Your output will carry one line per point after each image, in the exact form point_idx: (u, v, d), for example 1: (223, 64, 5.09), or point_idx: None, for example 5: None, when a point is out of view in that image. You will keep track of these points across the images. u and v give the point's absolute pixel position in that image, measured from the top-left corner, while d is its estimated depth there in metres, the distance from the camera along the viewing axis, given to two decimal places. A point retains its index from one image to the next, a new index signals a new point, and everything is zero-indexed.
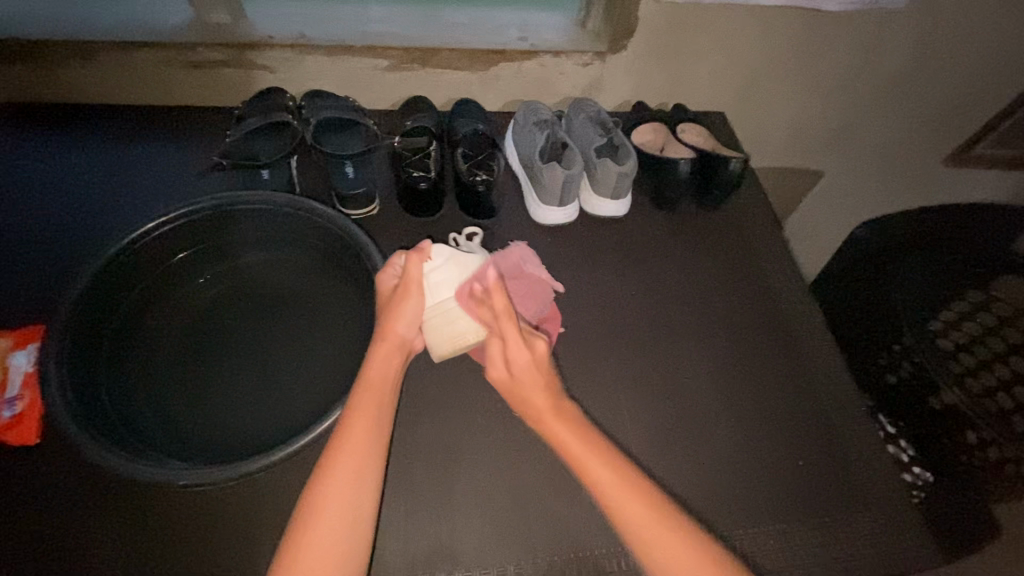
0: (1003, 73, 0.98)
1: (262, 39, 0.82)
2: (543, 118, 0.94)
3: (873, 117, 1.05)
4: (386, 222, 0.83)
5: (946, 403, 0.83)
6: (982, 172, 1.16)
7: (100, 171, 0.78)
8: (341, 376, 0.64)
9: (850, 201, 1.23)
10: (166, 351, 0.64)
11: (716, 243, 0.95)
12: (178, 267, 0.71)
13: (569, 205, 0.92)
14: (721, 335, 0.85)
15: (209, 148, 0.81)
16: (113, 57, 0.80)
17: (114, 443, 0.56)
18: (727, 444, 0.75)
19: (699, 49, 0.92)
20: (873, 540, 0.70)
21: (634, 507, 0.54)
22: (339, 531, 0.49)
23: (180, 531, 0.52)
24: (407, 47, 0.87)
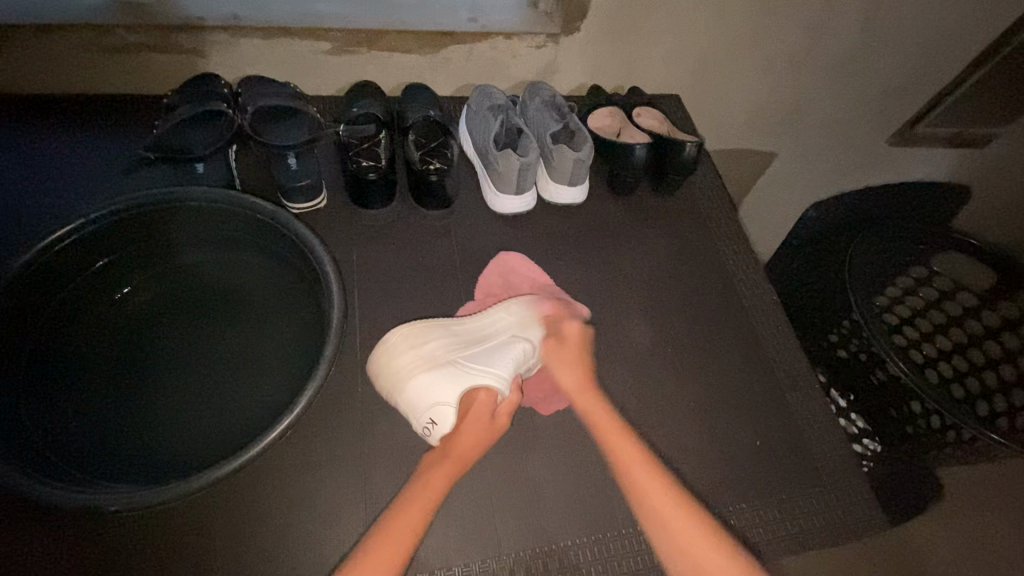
0: (940, 54, 1.05)
1: (192, 21, 0.75)
2: (497, 102, 0.83)
3: (824, 97, 1.09)
4: (333, 217, 0.76)
5: (891, 374, 0.86)
6: (924, 149, 1.23)
7: (15, 167, 0.72)
8: (288, 386, 0.63)
9: (803, 179, 1.28)
10: (98, 368, 0.62)
11: (682, 229, 0.87)
12: (104, 274, 0.67)
13: (527, 192, 0.81)
14: (691, 328, 0.78)
15: (139, 142, 0.76)
16: (21, 41, 0.73)
17: (40, 467, 0.53)
18: (695, 441, 0.70)
19: (657, 28, 0.89)
20: (848, 522, 0.67)
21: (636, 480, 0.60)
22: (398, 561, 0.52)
23: (117, 554, 0.51)
24: (350, 29, 0.80)
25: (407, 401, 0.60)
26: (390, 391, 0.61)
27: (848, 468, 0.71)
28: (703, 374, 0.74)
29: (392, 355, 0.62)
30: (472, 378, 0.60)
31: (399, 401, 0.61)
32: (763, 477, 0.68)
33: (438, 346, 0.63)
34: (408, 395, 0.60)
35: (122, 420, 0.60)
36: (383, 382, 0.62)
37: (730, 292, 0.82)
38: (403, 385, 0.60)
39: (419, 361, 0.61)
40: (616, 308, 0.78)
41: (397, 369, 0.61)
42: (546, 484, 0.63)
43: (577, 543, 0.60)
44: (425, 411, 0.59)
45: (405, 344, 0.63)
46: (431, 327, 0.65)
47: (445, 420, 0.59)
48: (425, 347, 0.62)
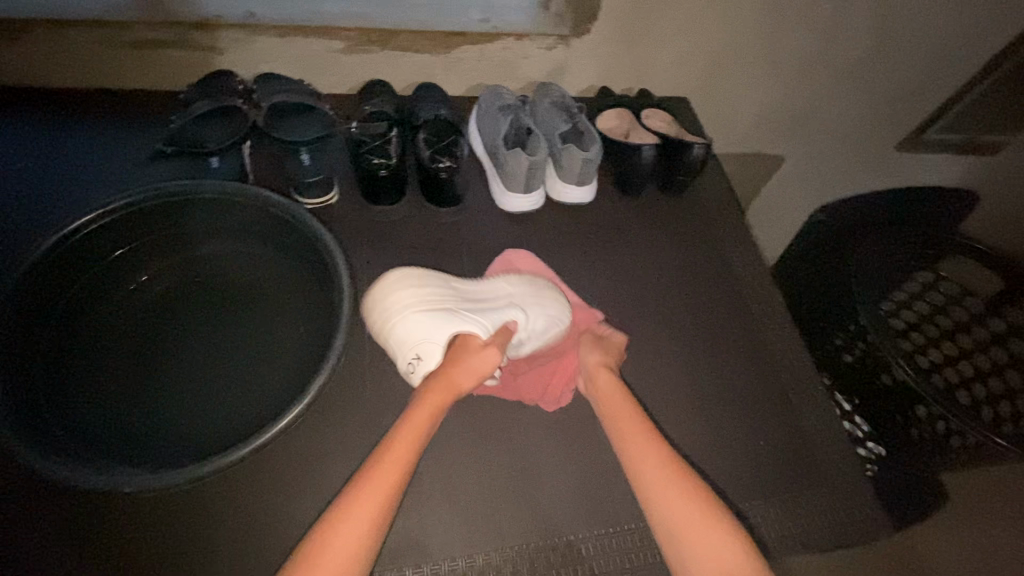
0: (950, 60, 1.05)
1: (210, 20, 0.77)
2: (507, 102, 0.85)
3: (833, 101, 1.10)
4: (344, 214, 0.78)
5: (897, 379, 0.85)
6: (933, 155, 1.23)
7: (35, 158, 0.73)
8: (298, 378, 0.64)
9: (811, 184, 1.28)
10: (114, 354, 0.63)
11: (689, 230, 0.87)
12: (121, 263, 0.68)
13: (535, 192, 0.82)
14: (696, 328, 0.78)
15: (155, 136, 0.78)
16: (45, 37, 0.75)
17: (55, 449, 0.55)
18: (698, 440, 0.70)
19: (667, 31, 0.90)
20: (850, 523, 0.67)
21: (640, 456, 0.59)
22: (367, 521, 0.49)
23: (128, 535, 0.52)
24: (365, 28, 0.81)
25: (394, 336, 0.61)
26: (379, 322, 0.62)
27: (852, 469, 0.71)
28: (708, 374, 0.75)
29: (389, 289, 0.63)
30: (461, 322, 0.62)
31: (386, 335, 0.62)
32: (767, 476, 0.69)
33: (435, 290, 0.64)
34: (396, 329, 0.61)
35: (136, 406, 0.61)
36: (375, 315, 0.63)
37: (736, 294, 0.83)
38: (393, 319, 0.61)
39: (415, 299, 0.62)
40: (622, 306, 0.78)
41: (389, 305, 0.62)
42: (550, 478, 0.63)
43: (581, 537, 0.61)
44: (412, 347, 0.60)
45: (403, 284, 0.64)
46: (431, 274, 0.66)
47: (430, 357, 0.60)
48: (421, 287, 0.64)
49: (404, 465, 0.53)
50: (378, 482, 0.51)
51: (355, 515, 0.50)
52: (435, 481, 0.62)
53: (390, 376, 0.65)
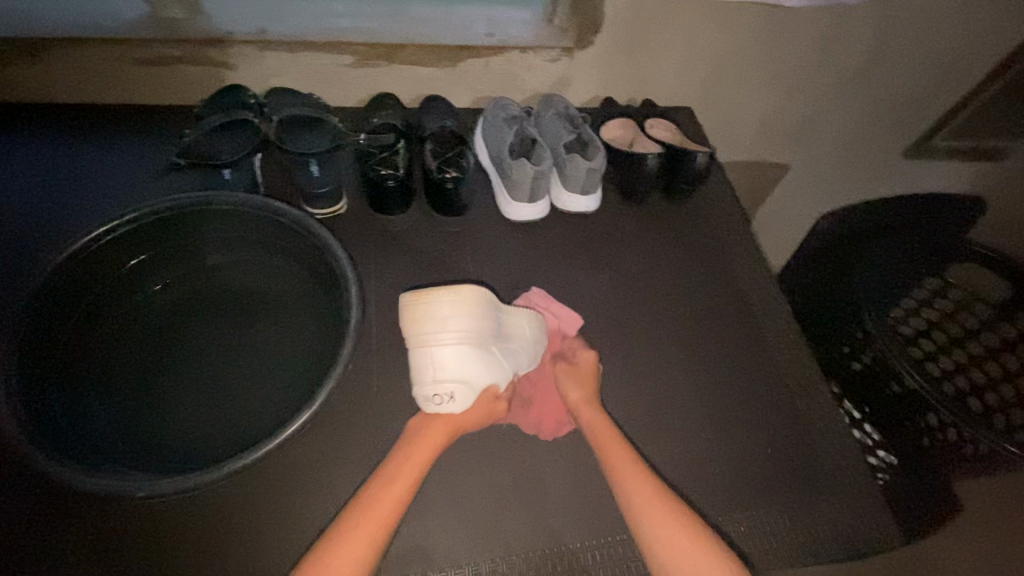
0: (953, 68, 1.06)
1: (222, 36, 0.79)
2: (512, 114, 0.86)
3: (836, 110, 1.10)
4: (352, 223, 0.79)
5: (906, 387, 0.85)
6: (939, 162, 1.23)
7: (52, 170, 0.76)
8: (305, 384, 0.65)
9: (816, 192, 1.28)
10: (127, 362, 0.64)
11: (693, 238, 0.88)
12: (134, 273, 0.70)
13: (540, 201, 0.83)
14: (699, 335, 0.79)
15: (169, 149, 0.80)
16: (64, 54, 0.77)
17: (68, 452, 0.56)
18: (702, 446, 0.70)
19: (668, 42, 0.91)
20: (857, 530, 0.66)
21: (651, 498, 0.58)
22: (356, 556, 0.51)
23: (136, 538, 0.53)
24: (372, 42, 0.83)
25: (436, 366, 0.59)
26: (425, 343, 0.59)
27: (860, 478, 0.70)
28: (713, 381, 0.75)
29: (451, 309, 0.60)
30: (497, 376, 0.63)
31: (430, 359, 0.59)
32: (772, 484, 0.69)
33: (487, 326, 0.62)
34: (442, 358, 0.59)
35: (146, 412, 0.62)
36: (423, 330, 0.59)
37: (741, 301, 0.83)
38: (445, 345, 0.59)
39: (470, 333, 0.60)
40: (626, 315, 0.79)
41: (445, 327, 0.59)
42: (553, 486, 0.64)
43: (584, 545, 0.61)
44: (448, 384, 0.59)
45: (464, 308, 0.60)
46: (489, 301, 0.64)
47: (461, 399, 0.60)
48: (478, 319, 0.61)
49: (394, 506, 0.55)
50: (366, 524, 0.53)
51: (344, 554, 0.51)
52: (438, 489, 0.62)
53: (396, 382, 0.65)
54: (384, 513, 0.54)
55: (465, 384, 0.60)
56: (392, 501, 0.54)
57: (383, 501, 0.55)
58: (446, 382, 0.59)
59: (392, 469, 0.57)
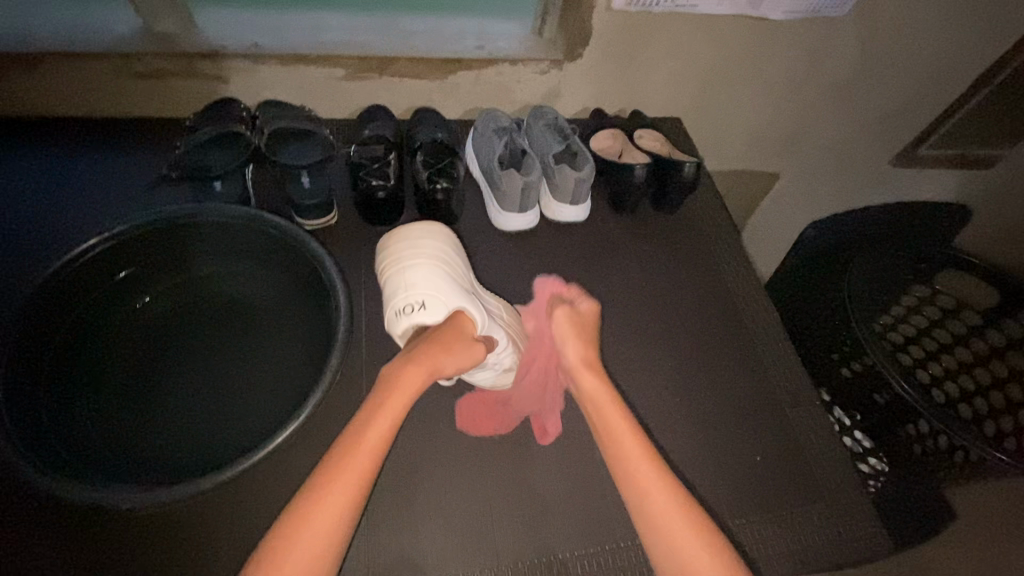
0: (939, 78, 1.07)
1: (215, 50, 0.80)
2: (502, 125, 0.87)
3: (825, 119, 1.12)
4: (343, 234, 0.79)
5: (892, 397, 0.86)
6: (926, 170, 1.24)
7: (45, 183, 0.76)
8: (295, 394, 0.65)
9: (806, 199, 1.30)
10: (116, 373, 0.65)
11: (683, 246, 0.89)
12: (124, 285, 0.70)
13: (530, 211, 0.84)
14: (689, 343, 0.79)
15: (161, 161, 0.80)
16: (58, 69, 0.78)
17: (55, 465, 0.56)
18: (692, 452, 0.70)
19: (657, 54, 0.92)
20: (846, 535, 0.67)
21: (647, 476, 0.57)
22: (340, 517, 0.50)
23: (124, 551, 0.53)
24: (364, 56, 0.84)
25: (406, 278, 0.64)
26: (398, 260, 0.66)
27: (852, 486, 0.70)
28: (702, 388, 0.75)
29: (419, 240, 0.68)
30: (468, 302, 0.63)
31: (400, 273, 0.64)
32: (763, 491, 0.69)
33: (455, 261, 0.69)
34: (412, 270, 0.64)
35: (136, 423, 0.62)
36: (398, 254, 0.66)
37: (730, 309, 0.83)
38: (415, 261, 0.65)
39: (439, 257, 0.67)
40: (617, 323, 0.79)
41: (416, 248, 0.67)
42: (544, 496, 0.64)
43: (576, 555, 0.61)
44: (418, 293, 0.62)
45: (431, 239, 0.69)
46: (457, 247, 0.71)
47: (431, 309, 0.62)
48: (446, 249, 0.68)
49: (373, 463, 0.53)
50: (346, 480, 0.51)
51: (323, 515, 0.50)
52: (429, 499, 0.62)
53: None
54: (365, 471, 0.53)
55: (436, 292, 0.63)
56: (371, 454, 0.53)
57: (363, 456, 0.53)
58: (417, 291, 0.63)
59: (366, 414, 0.56)
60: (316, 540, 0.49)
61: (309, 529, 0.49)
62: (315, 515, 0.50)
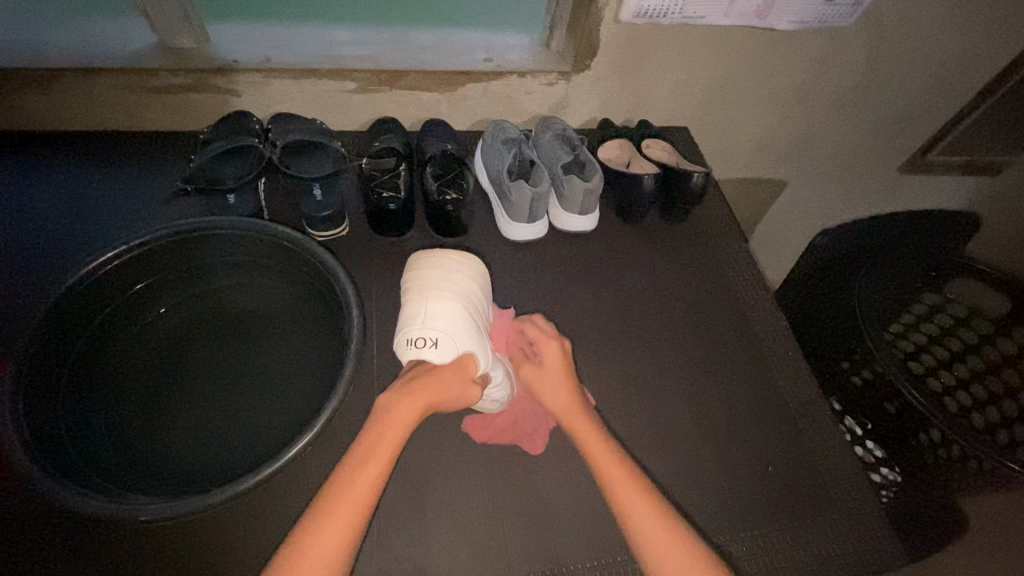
0: (947, 86, 1.07)
1: (229, 65, 0.81)
2: (511, 136, 0.88)
3: (831, 128, 1.12)
4: (354, 245, 0.80)
5: (903, 405, 0.86)
6: (934, 176, 1.24)
7: (61, 197, 0.77)
8: (308, 405, 0.66)
9: (813, 207, 1.30)
10: (134, 385, 0.66)
11: (691, 255, 0.89)
12: (141, 297, 0.71)
13: (539, 221, 0.84)
14: (698, 352, 0.79)
15: (175, 174, 0.82)
16: (74, 85, 0.79)
17: (74, 477, 0.56)
18: (703, 463, 0.70)
19: (664, 65, 0.93)
20: (859, 547, 0.67)
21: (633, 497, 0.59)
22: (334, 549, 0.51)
23: (141, 564, 0.54)
24: (374, 69, 0.85)
25: (426, 310, 0.64)
26: (423, 290, 0.66)
27: (864, 497, 0.70)
28: (712, 397, 0.75)
29: (442, 273, 0.68)
30: (477, 348, 0.64)
31: (422, 303, 0.64)
32: (775, 502, 0.69)
33: (474, 299, 0.68)
34: (430, 304, 0.64)
35: (151, 435, 0.63)
36: (421, 283, 0.67)
37: (739, 317, 0.83)
38: (435, 296, 0.65)
39: (463, 296, 0.66)
40: (626, 333, 0.80)
41: (439, 283, 0.66)
42: (555, 507, 0.64)
43: (587, 567, 0.61)
44: (434, 330, 0.62)
45: (454, 274, 0.68)
46: (478, 280, 0.71)
47: (441, 350, 0.61)
48: (466, 286, 0.68)
49: (371, 493, 0.54)
50: (343, 512, 0.53)
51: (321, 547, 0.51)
52: (441, 510, 0.62)
53: None
54: (360, 504, 0.53)
55: (451, 332, 0.62)
56: (368, 486, 0.54)
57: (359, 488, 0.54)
58: (433, 326, 0.62)
59: (364, 447, 0.57)
60: (325, 558, 0.51)
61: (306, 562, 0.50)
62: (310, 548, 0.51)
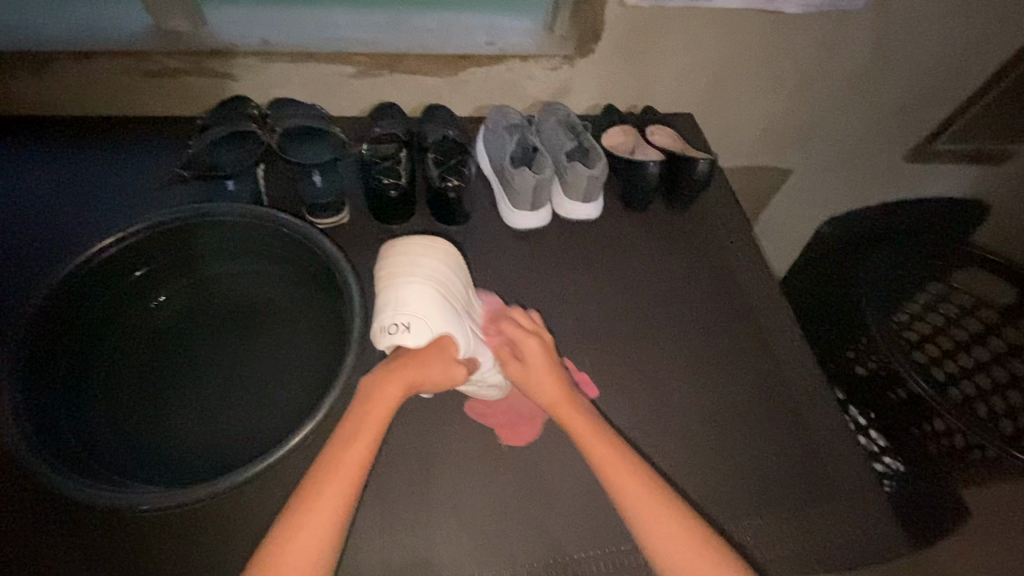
0: (956, 73, 1.06)
1: (226, 47, 0.80)
2: (513, 122, 0.87)
3: (838, 115, 1.10)
4: (354, 232, 0.79)
5: (911, 394, 0.85)
6: (940, 165, 1.23)
7: (57, 183, 0.76)
8: (308, 393, 0.65)
9: (817, 195, 1.29)
10: (133, 376, 0.65)
11: (695, 243, 0.88)
12: (140, 286, 0.70)
13: (542, 209, 0.83)
14: (702, 341, 0.79)
15: (173, 160, 0.80)
16: (69, 68, 0.78)
17: (74, 466, 0.56)
18: (706, 452, 0.70)
19: (670, 49, 0.91)
20: (863, 536, 0.66)
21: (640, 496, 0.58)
22: (322, 538, 0.51)
23: (143, 554, 0.53)
24: (374, 52, 0.84)
25: (399, 295, 0.62)
26: (394, 274, 0.64)
27: (868, 487, 0.70)
28: (716, 387, 0.75)
29: (416, 255, 0.66)
30: (454, 330, 0.63)
31: (393, 288, 0.63)
32: (779, 491, 0.68)
33: (450, 282, 0.67)
34: (404, 288, 0.62)
35: (152, 424, 0.62)
36: (394, 266, 0.65)
37: (744, 307, 0.83)
38: (409, 279, 0.63)
39: (434, 279, 0.65)
40: (630, 322, 0.79)
41: (412, 265, 0.65)
42: (558, 496, 0.63)
43: (590, 556, 0.61)
44: (407, 314, 0.61)
45: (430, 256, 0.67)
46: (454, 262, 0.70)
47: (416, 332, 0.61)
48: (442, 269, 0.67)
49: (356, 482, 0.54)
50: (331, 499, 0.52)
51: (305, 539, 0.50)
52: (443, 499, 0.62)
53: None
54: (347, 492, 0.53)
55: (424, 315, 0.61)
56: (355, 465, 0.54)
57: (346, 474, 0.54)
58: (406, 311, 0.61)
59: (344, 432, 0.56)
60: (309, 551, 0.50)
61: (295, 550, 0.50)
62: (298, 538, 0.50)
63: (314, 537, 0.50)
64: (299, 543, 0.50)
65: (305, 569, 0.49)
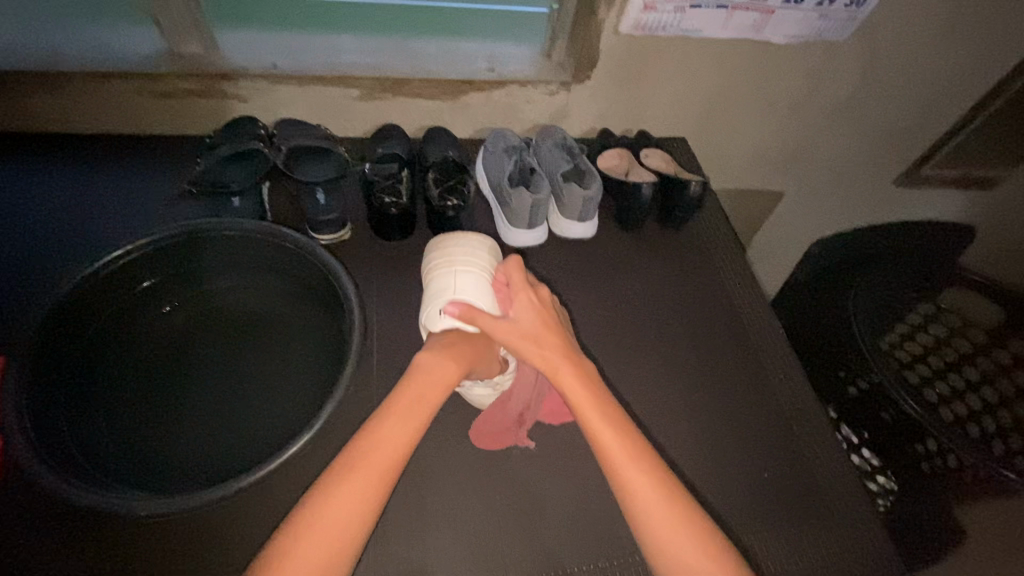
0: (941, 101, 1.09)
1: (235, 70, 0.83)
2: (512, 144, 0.89)
3: (828, 141, 1.14)
4: (356, 248, 0.81)
5: (899, 414, 0.86)
6: (928, 189, 1.26)
7: (68, 197, 0.78)
8: (307, 404, 0.66)
9: (810, 217, 1.32)
10: (135, 385, 0.66)
11: (689, 262, 0.90)
12: (145, 297, 0.72)
13: (539, 227, 0.85)
14: (695, 357, 0.80)
15: (181, 177, 0.83)
16: (84, 88, 0.81)
17: (75, 472, 0.57)
18: (699, 466, 0.71)
19: (663, 76, 0.95)
20: (856, 551, 0.67)
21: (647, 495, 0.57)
22: (351, 512, 0.51)
23: (139, 560, 0.54)
24: (378, 77, 0.87)
25: (457, 282, 0.66)
26: (452, 263, 0.68)
27: (861, 503, 0.70)
28: (709, 402, 0.76)
29: (469, 249, 0.70)
30: None
31: (451, 276, 0.66)
32: (771, 506, 0.69)
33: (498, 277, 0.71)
34: (461, 278, 0.66)
35: (151, 432, 0.63)
36: (449, 256, 0.69)
37: (737, 324, 0.84)
38: (464, 271, 0.67)
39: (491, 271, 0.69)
40: (624, 338, 0.80)
41: (468, 257, 0.69)
42: (552, 508, 0.64)
43: (583, 568, 0.61)
44: (467, 302, 0.64)
45: (482, 249, 0.71)
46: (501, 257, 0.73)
47: (475, 320, 0.64)
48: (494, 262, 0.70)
49: (396, 459, 0.55)
50: (366, 474, 0.53)
51: (333, 512, 0.51)
52: (438, 510, 0.62)
53: None
54: (384, 468, 0.54)
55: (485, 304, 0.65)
56: (398, 441, 0.55)
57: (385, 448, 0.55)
58: (467, 298, 0.65)
59: (389, 410, 0.57)
60: (335, 525, 0.50)
61: (319, 524, 0.50)
62: (323, 511, 0.51)
63: (342, 511, 0.51)
64: (325, 515, 0.50)
65: (326, 548, 0.49)
